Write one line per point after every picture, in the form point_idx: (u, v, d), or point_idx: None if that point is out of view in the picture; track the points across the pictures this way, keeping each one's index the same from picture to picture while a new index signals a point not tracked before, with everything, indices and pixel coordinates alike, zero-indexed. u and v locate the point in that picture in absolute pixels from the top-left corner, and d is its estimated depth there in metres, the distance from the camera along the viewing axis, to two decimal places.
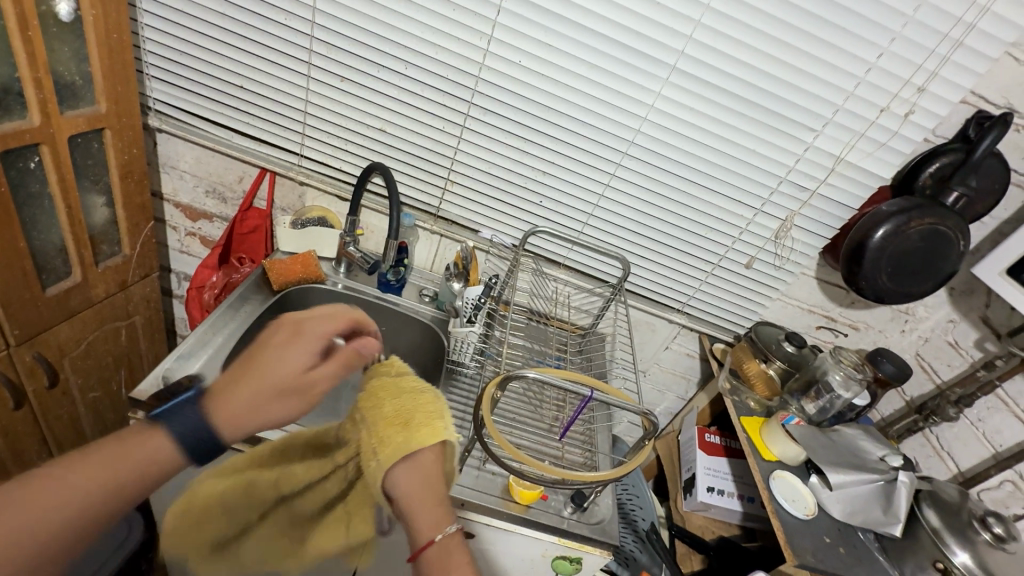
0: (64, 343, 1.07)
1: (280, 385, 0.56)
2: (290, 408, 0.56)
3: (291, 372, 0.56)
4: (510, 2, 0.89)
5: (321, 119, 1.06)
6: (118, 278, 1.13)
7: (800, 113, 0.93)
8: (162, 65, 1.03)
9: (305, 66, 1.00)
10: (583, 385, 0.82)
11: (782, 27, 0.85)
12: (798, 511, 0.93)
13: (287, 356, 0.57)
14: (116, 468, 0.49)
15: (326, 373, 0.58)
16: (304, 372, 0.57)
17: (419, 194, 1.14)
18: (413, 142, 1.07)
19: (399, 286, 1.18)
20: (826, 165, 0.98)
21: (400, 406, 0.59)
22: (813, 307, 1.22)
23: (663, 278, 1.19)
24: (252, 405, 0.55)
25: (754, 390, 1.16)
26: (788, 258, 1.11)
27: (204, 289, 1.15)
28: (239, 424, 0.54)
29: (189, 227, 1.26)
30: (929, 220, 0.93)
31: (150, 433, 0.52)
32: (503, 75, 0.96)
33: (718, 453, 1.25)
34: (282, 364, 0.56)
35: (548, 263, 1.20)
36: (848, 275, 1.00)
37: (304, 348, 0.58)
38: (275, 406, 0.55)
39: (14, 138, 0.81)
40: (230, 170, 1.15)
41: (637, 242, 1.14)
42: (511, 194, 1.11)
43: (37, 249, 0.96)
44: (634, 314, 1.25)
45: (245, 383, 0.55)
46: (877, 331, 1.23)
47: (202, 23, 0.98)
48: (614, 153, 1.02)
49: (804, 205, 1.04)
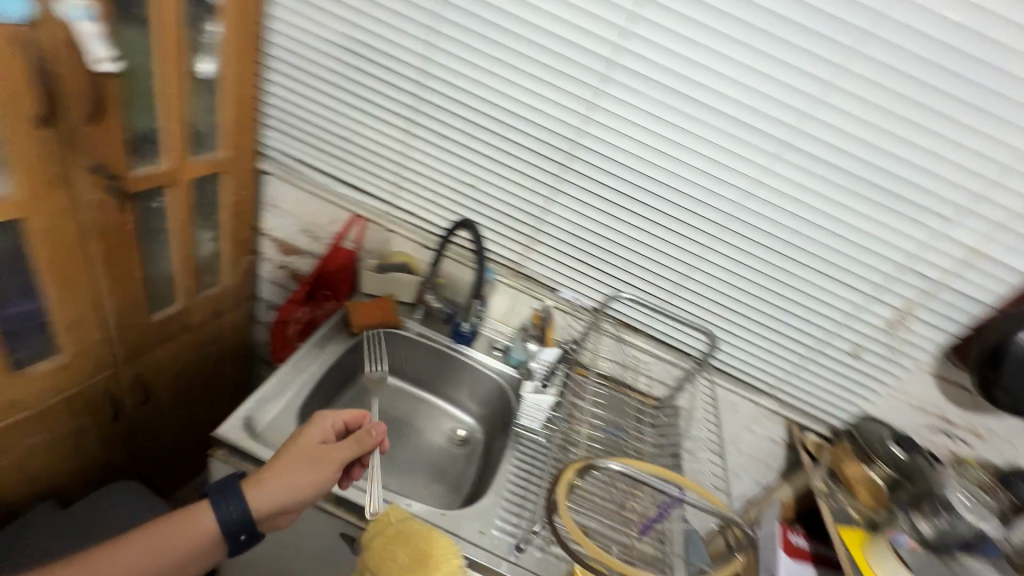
0: (161, 363, 1.13)
1: (303, 454, 0.70)
2: (315, 474, 0.69)
3: (306, 444, 0.71)
4: (622, 71, 0.89)
5: (416, 171, 1.10)
6: (215, 305, 1.20)
7: (928, 198, 0.85)
8: (278, 114, 1.11)
9: (407, 121, 1.05)
10: (671, 483, 0.74)
11: (910, 105, 0.80)
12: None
13: (299, 438, 0.71)
14: (161, 553, 0.61)
15: (339, 444, 0.72)
16: (318, 444, 0.71)
17: (503, 249, 1.13)
18: (503, 194, 1.07)
19: (472, 338, 1.16)
20: (958, 255, 0.88)
21: (410, 551, 0.69)
22: (929, 407, 1.08)
23: (753, 357, 1.10)
24: (295, 473, 0.68)
25: (857, 499, 1.01)
26: (903, 351, 1.00)
27: (289, 323, 1.20)
28: (269, 504, 0.66)
29: (281, 260, 1.31)
30: None
31: (195, 508, 0.65)
32: (606, 135, 0.95)
33: (806, 560, 1.09)
34: (302, 443, 0.71)
35: (627, 329, 1.15)
36: (981, 380, 0.91)
37: (318, 429, 0.73)
38: (309, 471, 0.69)
39: (148, 180, 0.88)
40: (325, 213, 1.21)
41: (729, 318, 1.06)
42: (596, 258, 1.08)
43: (154, 275, 1.03)
44: (720, 392, 1.15)
45: (289, 459, 0.69)
46: (1007, 442, 1.07)
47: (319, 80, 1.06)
48: (712, 224, 0.97)
49: (928, 296, 0.93)
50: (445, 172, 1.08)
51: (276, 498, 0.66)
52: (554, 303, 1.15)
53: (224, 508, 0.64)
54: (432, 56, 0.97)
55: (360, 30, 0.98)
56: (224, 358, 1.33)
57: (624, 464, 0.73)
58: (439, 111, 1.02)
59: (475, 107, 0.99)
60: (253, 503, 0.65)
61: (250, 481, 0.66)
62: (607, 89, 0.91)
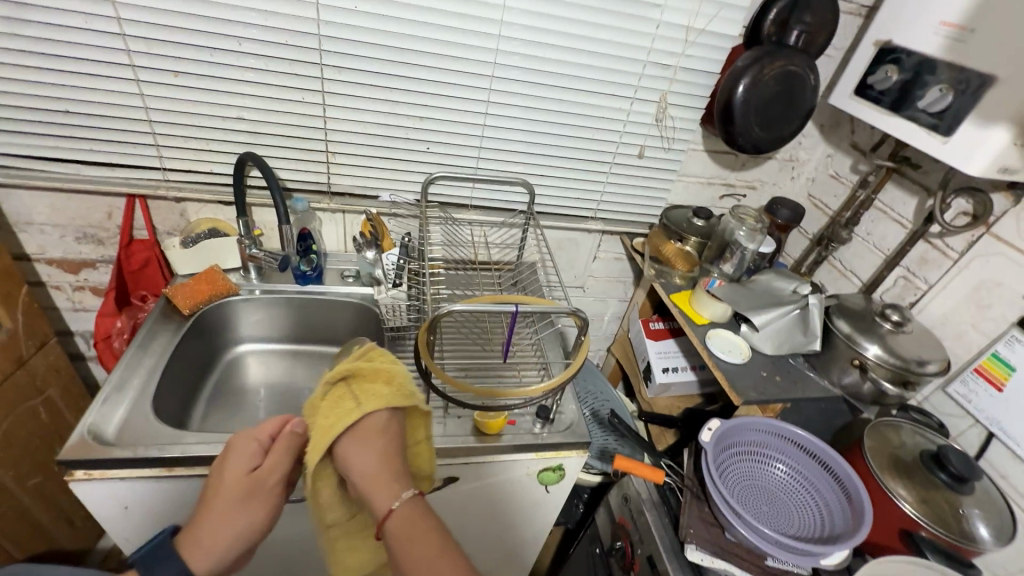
0: (41, 462, 1.15)
1: (231, 493, 0.56)
2: (254, 512, 0.57)
3: (235, 479, 0.58)
4: (333, 57, 0.94)
5: (171, 129, 0.98)
6: (12, 355, 1.04)
7: None
8: (168, 117, 0.96)
9: (124, 54, 0.88)
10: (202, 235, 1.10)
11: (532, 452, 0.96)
12: (930, 370, 0.89)
13: (224, 477, 0.57)
14: None
15: (270, 463, 0.59)
16: (249, 475, 0.58)
17: (303, 175, 1.09)
18: (182, 112, 0.96)
19: (318, 275, 1.15)
20: None
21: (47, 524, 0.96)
22: None
23: (467, 153, 1.11)
24: (409, 552, 0.53)
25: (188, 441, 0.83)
26: None
27: (112, 337, 1.09)
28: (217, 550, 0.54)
29: (74, 281, 1.18)
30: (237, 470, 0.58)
31: None
32: (347, 28, 0.91)
33: (229, 314, 1.11)
34: (228, 475, 0.58)
35: (350, 193, 1.14)
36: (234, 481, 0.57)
37: (246, 453, 0.60)
38: (240, 514, 0.56)
39: None
40: (32, 205, 1.04)
41: (386, 180, 1.12)
42: (396, 150, 1.08)
43: None
44: (464, 227, 1.23)
45: (400, 530, 0.55)
46: None
47: (21, 26, 0.83)
48: (313, 104, 0.99)
49: None
50: (372, 115, 1.02)
51: (218, 558, 0.55)
52: (253, 200, 1.11)
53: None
54: (123, 31, 0.86)
55: (88, 65, 0.88)
56: (101, 549, 1.38)
57: (467, 303, 0.82)
58: (153, 109, 0.95)
59: (157, 78, 0.91)
60: (191, 564, 0.53)
61: (181, 540, 0.55)
62: (511, 5, 0.93)
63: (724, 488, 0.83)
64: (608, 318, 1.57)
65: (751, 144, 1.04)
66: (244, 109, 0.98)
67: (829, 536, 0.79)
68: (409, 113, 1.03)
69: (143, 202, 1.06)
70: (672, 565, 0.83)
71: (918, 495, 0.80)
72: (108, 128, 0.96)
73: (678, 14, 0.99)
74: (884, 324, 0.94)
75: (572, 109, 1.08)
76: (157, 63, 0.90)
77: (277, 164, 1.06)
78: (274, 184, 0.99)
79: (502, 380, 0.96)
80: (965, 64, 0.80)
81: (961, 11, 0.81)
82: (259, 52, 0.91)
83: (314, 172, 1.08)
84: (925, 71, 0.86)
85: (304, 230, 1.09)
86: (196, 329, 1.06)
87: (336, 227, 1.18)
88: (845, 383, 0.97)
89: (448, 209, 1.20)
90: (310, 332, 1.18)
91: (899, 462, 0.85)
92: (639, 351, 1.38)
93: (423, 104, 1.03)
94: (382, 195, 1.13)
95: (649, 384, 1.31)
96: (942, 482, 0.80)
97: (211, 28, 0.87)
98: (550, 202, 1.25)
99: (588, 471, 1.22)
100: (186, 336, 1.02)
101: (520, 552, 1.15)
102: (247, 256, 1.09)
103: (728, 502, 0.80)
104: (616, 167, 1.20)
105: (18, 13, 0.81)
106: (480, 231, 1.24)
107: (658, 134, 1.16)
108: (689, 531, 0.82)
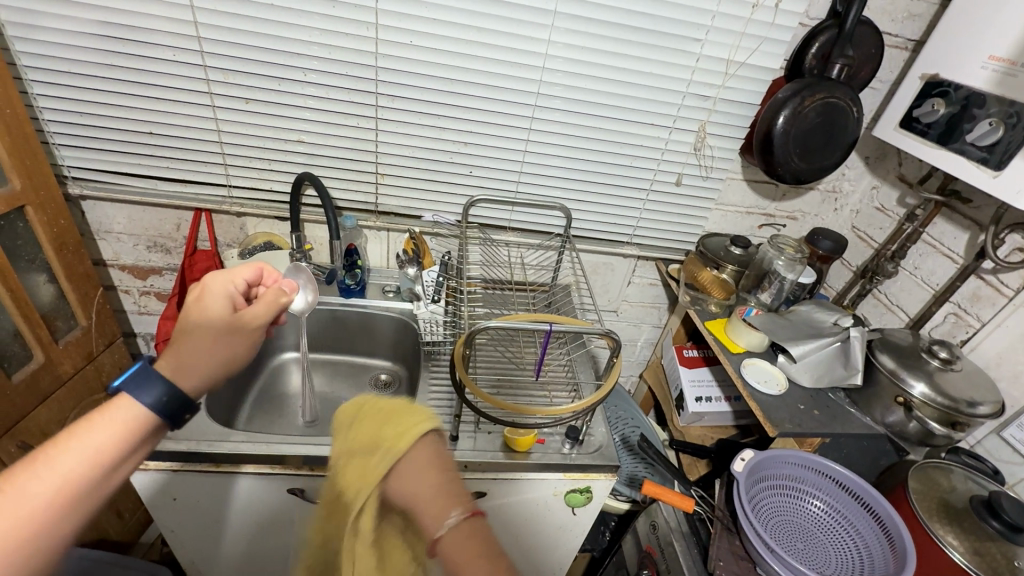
0: None
1: (216, 325, 0.54)
2: (236, 348, 0.55)
3: (219, 311, 0.55)
4: (388, 86, 1.01)
5: (239, 149, 1.07)
6: (83, 351, 1.13)
7: None
8: (237, 140, 1.05)
9: (204, 84, 0.98)
10: (259, 247, 1.17)
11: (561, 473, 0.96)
12: (982, 412, 0.85)
13: (206, 309, 0.54)
14: None
15: (254, 309, 0.57)
16: (233, 313, 0.56)
17: (354, 195, 1.16)
18: (249, 135, 1.05)
19: (361, 289, 1.20)
20: None
21: None
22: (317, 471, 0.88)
23: (508, 176, 1.16)
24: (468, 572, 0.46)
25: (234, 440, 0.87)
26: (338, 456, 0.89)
27: (172, 339, 1.16)
28: (199, 372, 0.53)
29: (141, 286, 1.28)
30: (218, 300, 0.56)
31: None
32: (400, 59, 0.98)
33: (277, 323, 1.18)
34: (208, 311, 0.54)
35: (395, 212, 1.20)
36: (219, 312, 0.55)
37: (223, 292, 0.57)
38: (222, 347, 0.54)
39: None
40: (113, 216, 1.14)
41: (429, 199, 1.18)
42: (441, 173, 1.14)
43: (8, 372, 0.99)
44: (502, 248, 1.27)
45: (453, 546, 0.48)
46: None
47: (119, 58, 0.94)
48: (367, 130, 1.06)
49: None
50: (422, 142, 1.09)
51: (204, 377, 0.53)
52: (306, 216, 1.18)
53: (147, 393, 0.47)
54: (205, 63, 0.95)
55: (171, 92, 0.98)
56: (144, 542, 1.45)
57: (504, 320, 0.84)
58: (225, 132, 1.04)
59: (230, 104, 1.01)
60: (176, 375, 0.51)
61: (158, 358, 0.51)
62: (555, 38, 0.98)
63: (759, 523, 0.80)
64: (642, 344, 1.56)
65: (791, 174, 1.05)
66: (305, 134, 1.06)
67: None
68: (456, 138, 1.09)
69: (209, 216, 1.15)
70: None
71: (968, 543, 0.75)
72: (184, 149, 1.06)
73: (719, 47, 1.01)
74: (932, 360, 0.91)
75: (612, 138, 1.12)
76: (233, 91, 0.99)
77: (330, 183, 1.13)
78: (329, 202, 1.05)
79: (532, 398, 0.97)
80: (1016, 98, 0.79)
81: (1011, 47, 0.81)
82: (322, 81, 0.99)
83: (364, 192, 1.15)
84: (974, 104, 0.85)
85: (351, 246, 1.16)
86: None
87: (381, 243, 1.24)
88: (889, 421, 0.93)
89: (486, 230, 1.24)
90: (352, 343, 1.24)
91: (946, 508, 0.80)
92: (672, 379, 1.36)
93: (468, 130, 1.08)
94: (425, 215, 1.19)
95: (682, 413, 1.29)
96: (995, 531, 0.75)
97: (281, 60, 0.96)
98: (587, 226, 1.27)
99: (617, 498, 1.21)
100: None
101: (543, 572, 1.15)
102: (296, 268, 1.16)
103: (764, 539, 0.77)
104: (653, 194, 1.22)
105: (118, 47, 0.92)
106: (518, 253, 1.28)
107: (697, 163, 1.17)
108: (718, 563, 0.80)
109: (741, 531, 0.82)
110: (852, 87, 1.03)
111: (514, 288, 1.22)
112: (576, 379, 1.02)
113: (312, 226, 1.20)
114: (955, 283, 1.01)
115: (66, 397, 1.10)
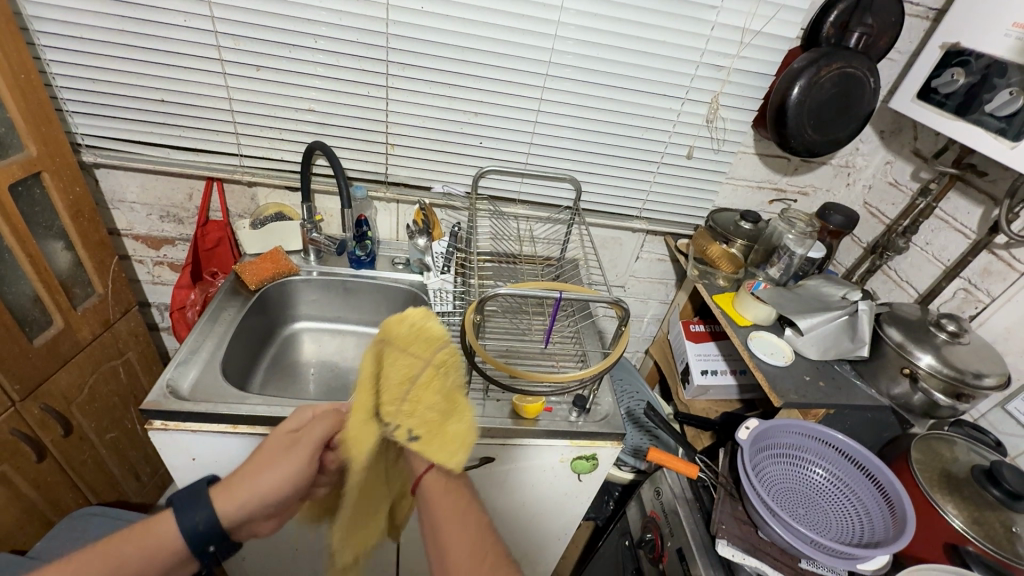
0: (115, 418, 1.26)
1: (277, 446, 0.61)
2: (286, 466, 0.59)
3: (282, 437, 0.62)
4: (399, 54, 1.00)
5: (250, 116, 1.07)
6: (100, 318, 1.16)
7: None
8: (248, 108, 1.05)
9: (215, 50, 0.97)
10: (271, 216, 1.18)
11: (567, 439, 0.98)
12: (987, 384, 0.85)
13: (276, 433, 0.63)
14: None
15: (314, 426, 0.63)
16: (294, 434, 0.62)
17: (364, 165, 1.16)
18: (260, 102, 1.05)
19: (371, 260, 1.21)
20: None
21: None
22: None
23: (518, 148, 1.16)
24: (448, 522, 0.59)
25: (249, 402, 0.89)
26: None
27: (186, 308, 1.19)
28: (248, 501, 0.58)
29: (155, 256, 1.29)
30: (290, 438, 0.62)
31: None
32: (412, 27, 0.97)
33: (289, 293, 1.19)
34: (275, 436, 0.63)
35: (405, 183, 1.20)
36: (283, 451, 0.61)
37: (298, 420, 0.65)
38: (275, 463, 0.59)
39: None
40: (126, 185, 1.15)
41: (439, 169, 1.18)
42: (451, 144, 1.14)
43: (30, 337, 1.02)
44: (510, 221, 1.27)
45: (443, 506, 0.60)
46: None
47: (128, 23, 0.93)
48: (378, 100, 1.06)
49: None
50: (432, 112, 1.08)
51: (255, 502, 0.58)
52: (316, 187, 1.19)
53: (191, 515, 0.55)
54: (216, 29, 0.95)
55: (181, 57, 0.98)
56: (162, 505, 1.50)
57: (514, 288, 0.85)
58: (236, 100, 1.04)
59: (241, 71, 1.00)
60: (223, 506, 0.57)
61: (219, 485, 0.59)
62: (568, 4, 0.96)
63: (762, 488, 0.82)
64: (648, 320, 1.57)
65: (804, 147, 1.04)
66: (315, 102, 1.06)
67: (869, 543, 0.78)
68: (467, 108, 1.08)
69: (220, 185, 1.16)
70: (702, 560, 0.84)
71: (967, 512, 0.77)
72: (195, 117, 1.06)
73: (735, 15, 0.99)
74: (939, 334, 0.91)
75: (624, 109, 1.11)
76: (243, 58, 0.99)
77: (341, 153, 1.14)
78: (342, 171, 1.06)
79: (541, 367, 0.99)
80: None
81: None
82: (332, 48, 0.98)
83: (375, 163, 1.16)
84: (995, 73, 0.83)
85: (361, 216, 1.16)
86: (260, 304, 1.14)
87: (390, 215, 1.25)
88: (893, 393, 0.94)
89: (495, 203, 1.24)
90: (362, 314, 1.25)
91: (947, 477, 0.82)
92: (678, 353, 1.37)
93: (479, 101, 1.08)
94: (435, 187, 1.19)
95: (687, 386, 1.30)
96: (995, 500, 0.76)
97: (292, 26, 0.95)
98: (596, 200, 1.27)
99: (621, 468, 1.24)
100: (250, 311, 1.10)
101: (548, 537, 1.19)
102: (308, 239, 1.17)
103: (767, 504, 0.79)
104: (663, 167, 1.22)
105: (129, 12, 0.92)
106: (526, 226, 1.28)
107: (709, 136, 1.16)
108: (721, 526, 0.82)
109: (744, 497, 0.83)
110: (870, 57, 1.01)
111: (523, 260, 1.23)
112: (584, 349, 1.03)
113: (323, 197, 1.21)
114: (966, 258, 1.01)
115: (85, 362, 1.13)
